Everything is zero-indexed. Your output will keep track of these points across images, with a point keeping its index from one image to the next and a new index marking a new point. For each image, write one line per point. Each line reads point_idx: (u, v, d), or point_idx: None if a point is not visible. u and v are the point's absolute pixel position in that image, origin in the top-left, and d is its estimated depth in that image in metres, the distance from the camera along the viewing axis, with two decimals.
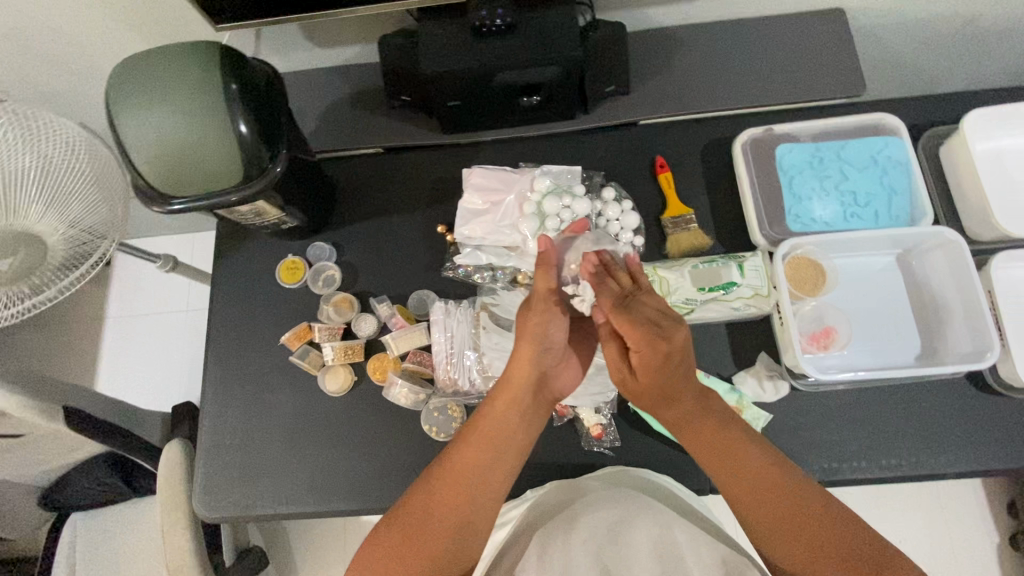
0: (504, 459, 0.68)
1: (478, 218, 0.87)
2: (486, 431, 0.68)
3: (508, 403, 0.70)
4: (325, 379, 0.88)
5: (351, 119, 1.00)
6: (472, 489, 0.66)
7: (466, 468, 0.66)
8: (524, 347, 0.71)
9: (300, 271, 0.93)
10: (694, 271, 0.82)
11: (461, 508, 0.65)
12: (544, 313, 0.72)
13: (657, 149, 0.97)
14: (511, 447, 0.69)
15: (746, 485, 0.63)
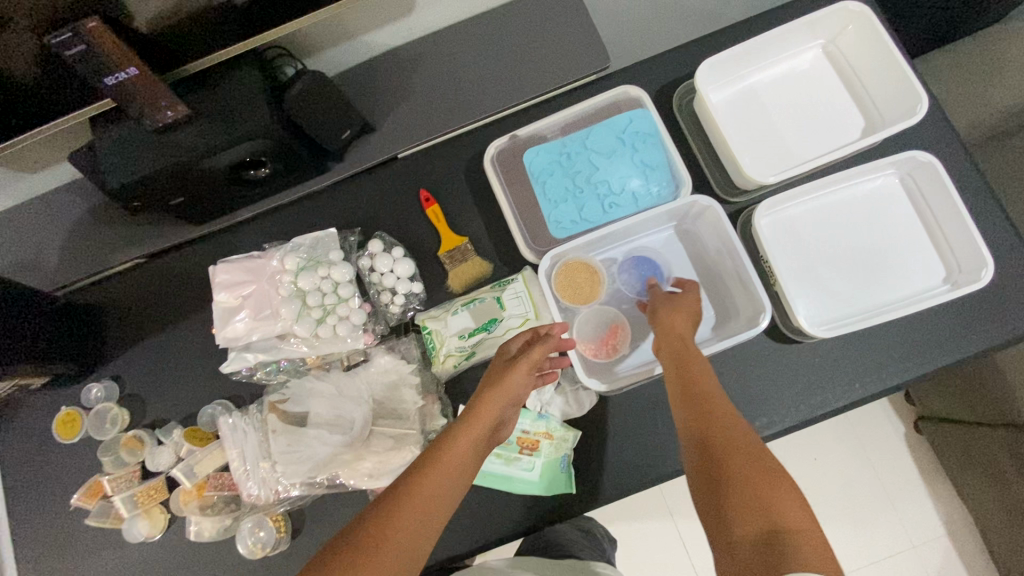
0: (454, 493, 0.58)
1: (237, 316, 0.81)
2: (449, 461, 0.59)
3: (471, 437, 0.63)
4: (129, 530, 0.81)
5: (92, 239, 0.91)
6: (433, 509, 0.55)
7: (435, 491, 0.57)
8: (502, 384, 0.68)
9: (76, 422, 0.86)
10: (456, 317, 0.81)
11: (415, 526, 0.53)
12: (526, 366, 0.69)
13: (422, 180, 0.91)
14: (462, 485, 0.60)
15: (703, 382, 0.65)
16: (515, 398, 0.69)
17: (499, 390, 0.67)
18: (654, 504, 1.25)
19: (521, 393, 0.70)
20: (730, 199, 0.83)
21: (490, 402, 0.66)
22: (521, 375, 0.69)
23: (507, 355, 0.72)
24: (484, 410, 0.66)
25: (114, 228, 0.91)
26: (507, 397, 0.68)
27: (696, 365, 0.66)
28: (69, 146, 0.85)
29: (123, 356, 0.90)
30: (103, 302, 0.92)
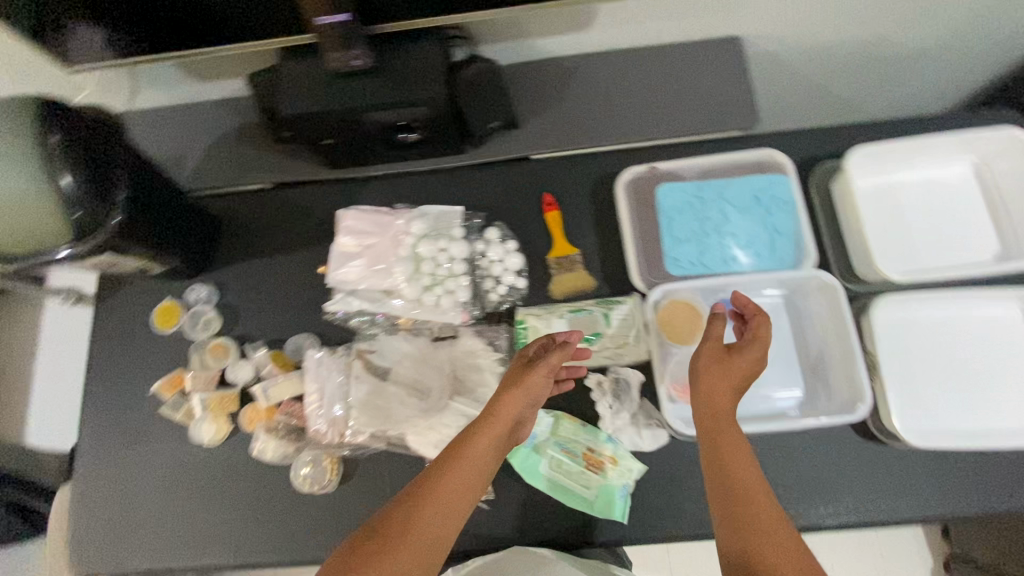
0: (472, 492, 0.60)
1: (351, 262, 0.84)
2: (466, 461, 0.60)
3: (489, 437, 0.63)
4: (196, 430, 0.85)
5: (234, 155, 0.97)
6: (452, 510, 0.57)
7: (450, 493, 0.58)
8: (523, 387, 0.68)
9: (176, 315, 0.90)
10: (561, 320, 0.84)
11: (433, 530, 0.55)
12: (543, 374, 0.69)
13: (548, 184, 0.94)
14: (480, 483, 0.61)
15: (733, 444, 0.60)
16: (533, 402, 0.70)
17: (521, 391, 0.68)
18: (659, 562, 1.23)
19: (543, 395, 0.70)
20: (847, 284, 0.84)
21: (508, 403, 0.66)
22: (542, 378, 0.69)
23: (526, 359, 0.72)
24: (506, 412, 0.66)
25: (256, 151, 0.97)
26: (528, 398, 0.68)
27: (738, 433, 0.61)
28: (245, 66, 0.91)
29: (230, 267, 0.94)
30: (226, 213, 0.97)
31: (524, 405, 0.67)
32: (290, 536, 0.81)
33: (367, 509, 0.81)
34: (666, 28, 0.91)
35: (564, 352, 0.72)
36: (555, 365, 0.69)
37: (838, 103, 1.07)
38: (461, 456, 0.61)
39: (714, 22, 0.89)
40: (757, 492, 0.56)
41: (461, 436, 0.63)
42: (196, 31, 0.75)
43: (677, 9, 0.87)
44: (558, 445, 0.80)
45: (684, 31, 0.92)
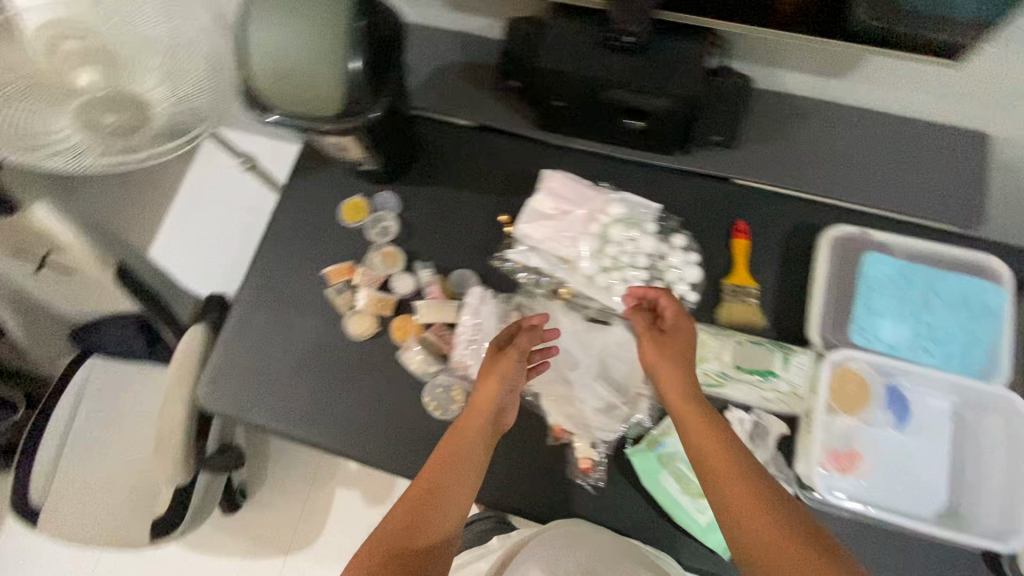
0: (468, 483, 0.69)
1: (544, 221, 0.86)
2: (458, 465, 0.69)
3: (467, 438, 0.72)
4: (349, 321, 0.90)
5: (456, 86, 1.01)
6: (450, 512, 0.66)
7: (445, 496, 0.67)
8: (493, 382, 0.75)
9: (362, 212, 0.96)
10: (741, 349, 0.81)
11: (439, 531, 0.64)
12: (514, 358, 0.77)
13: (742, 214, 0.92)
14: (474, 477, 0.70)
15: (725, 459, 0.64)
16: (510, 390, 0.76)
17: (490, 380, 0.75)
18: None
19: (515, 379, 0.77)
20: None
21: (478, 404, 0.74)
22: (510, 366, 0.76)
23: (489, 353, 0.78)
24: (482, 401, 0.74)
25: (477, 89, 1.01)
26: (500, 386, 0.75)
27: (720, 436, 0.66)
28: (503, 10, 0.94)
29: (418, 186, 0.98)
30: (429, 135, 1.01)
31: (495, 395, 0.74)
32: (402, 448, 0.85)
33: None
34: (920, 103, 0.89)
35: (530, 337, 0.79)
36: (521, 350, 0.76)
37: None
38: (450, 453, 0.70)
39: (974, 113, 0.86)
40: (741, 481, 0.62)
41: (449, 443, 0.72)
42: None
43: (945, 88, 0.84)
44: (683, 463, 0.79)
45: (934, 111, 0.89)
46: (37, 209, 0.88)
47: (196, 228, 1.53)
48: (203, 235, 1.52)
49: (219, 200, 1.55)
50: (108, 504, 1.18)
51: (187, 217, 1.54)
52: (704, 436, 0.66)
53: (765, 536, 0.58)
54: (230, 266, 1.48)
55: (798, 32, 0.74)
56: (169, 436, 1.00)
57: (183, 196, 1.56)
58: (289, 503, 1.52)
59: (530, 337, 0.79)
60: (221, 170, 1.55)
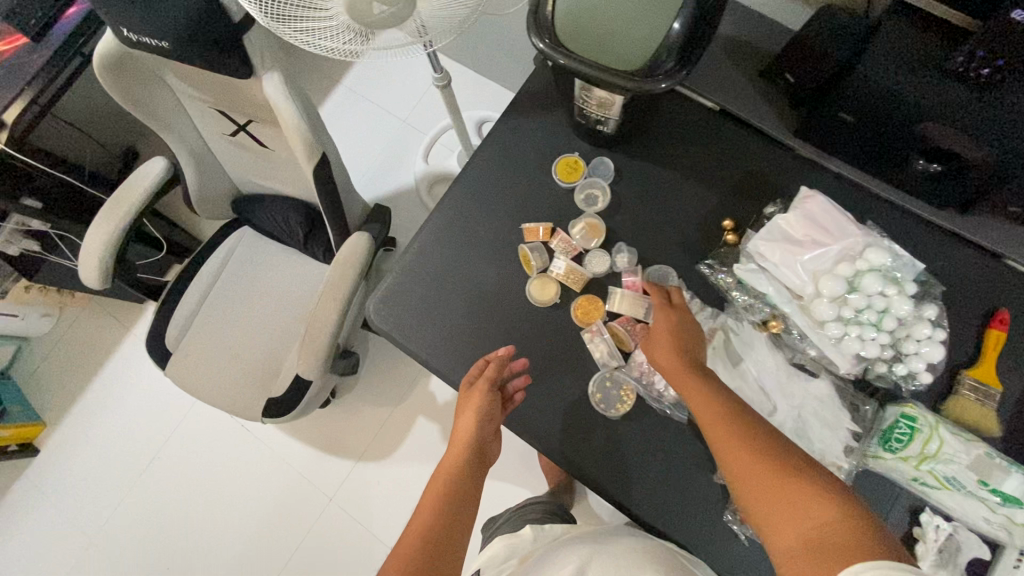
0: (458, 511, 0.69)
1: (786, 245, 0.76)
2: (446, 491, 0.70)
3: (454, 467, 0.73)
4: (535, 283, 0.85)
5: (715, 60, 0.89)
6: (445, 536, 0.65)
7: (446, 535, 0.66)
8: (467, 415, 0.75)
9: (575, 174, 0.88)
10: (980, 455, 0.68)
11: (435, 563, 0.62)
12: (483, 389, 0.75)
13: (1005, 302, 0.79)
14: (466, 507, 0.70)
15: (739, 457, 0.62)
16: (489, 421, 0.76)
17: (463, 410, 0.76)
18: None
19: (490, 405, 0.76)
20: None
21: (458, 434, 0.76)
22: (484, 393, 0.75)
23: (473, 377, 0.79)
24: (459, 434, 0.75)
25: (736, 71, 0.88)
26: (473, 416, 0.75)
27: (745, 434, 0.63)
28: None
29: (639, 160, 0.89)
30: (666, 110, 0.90)
31: (472, 423, 0.75)
32: (555, 429, 0.81)
33: (636, 459, 0.79)
34: None
35: (498, 364, 0.78)
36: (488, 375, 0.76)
37: None
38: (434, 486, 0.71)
39: None
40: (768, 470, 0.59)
41: (435, 475, 0.73)
42: None
43: None
44: None
45: None
46: (269, 78, 0.87)
47: (367, 125, 1.67)
48: (379, 139, 1.65)
49: (401, 111, 1.66)
50: (226, 369, 1.21)
51: (369, 118, 1.67)
52: (726, 439, 0.64)
53: (808, 528, 0.54)
54: (396, 175, 1.62)
55: None
56: (316, 332, 1.01)
57: (370, 98, 1.68)
58: (371, 414, 1.56)
59: (502, 362, 0.78)
60: (410, 84, 1.67)
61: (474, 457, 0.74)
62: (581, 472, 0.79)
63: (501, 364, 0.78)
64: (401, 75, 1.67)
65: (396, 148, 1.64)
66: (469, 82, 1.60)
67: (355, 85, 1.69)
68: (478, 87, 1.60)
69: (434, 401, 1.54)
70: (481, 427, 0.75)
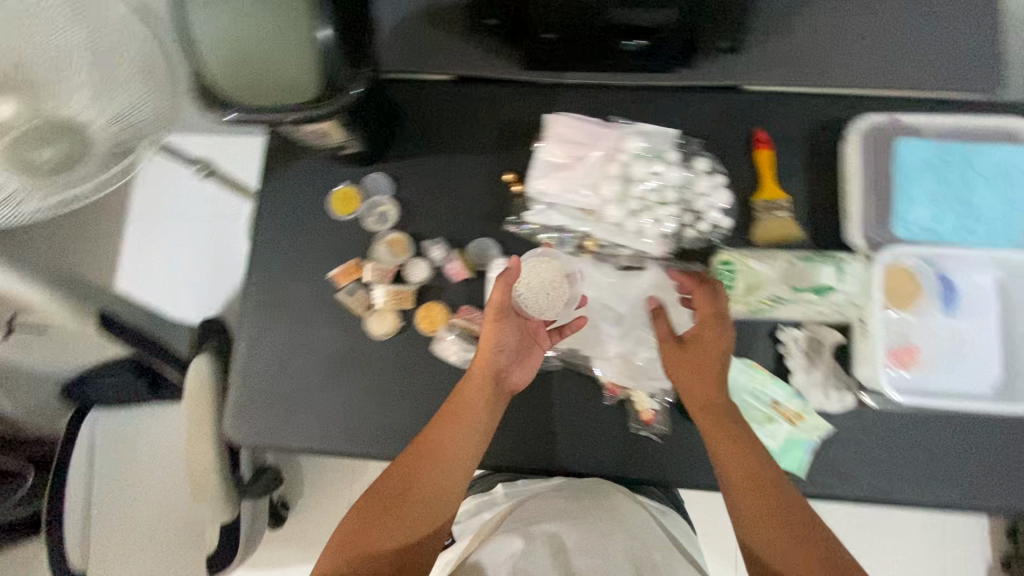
0: (472, 439, 0.71)
1: (557, 172, 0.80)
2: (464, 420, 0.71)
3: (477, 391, 0.72)
4: (371, 321, 0.83)
5: (423, 35, 0.88)
6: (444, 483, 0.69)
7: (445, 478, 0.69)
8: (483, 348, 0.73)
9: (353, 202, 0.86)
10: (787, 267, 0.76)
11: (441, 481, 0.69)
12: (491, 318, 0.74)
13: (759, 123, 0.86)
14: (480, 434, 0.72)
15: (748, 476, 0.66)
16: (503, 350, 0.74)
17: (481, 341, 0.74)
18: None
19: (500, 338, 0.74)
20: None
21: (481, 357, 0.73)
22: (490, 325, 0.74)
23: (495, 304, 0.74)
24: (480, 366, 0.73)
25: (447, 36, 0.88)
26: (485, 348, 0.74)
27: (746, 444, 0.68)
28: None
29: (406, 161, 0.88)
30: (407, 102, 0.89)
31: (485, 353, 0.73)
32: None
33: (536, 424, 0.81)
34: None
35: (502, 293, 0.75)
36: (491, 311, 0.74)
37: None
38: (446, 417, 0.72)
39: None
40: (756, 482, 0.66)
41: (457, 396, 0.72)
42: None
43: None
44: (749, 393, 0.78)
45: None
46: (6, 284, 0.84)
47: (170, 251, 1.50)
48: (190, 258, 1.49)
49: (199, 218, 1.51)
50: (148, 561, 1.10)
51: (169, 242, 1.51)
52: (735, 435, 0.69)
53: (774, 536, 0.63)
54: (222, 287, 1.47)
55: None
56: (204, 475, 0.95)
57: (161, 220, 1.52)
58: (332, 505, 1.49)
59: (506, 291, 0.75)
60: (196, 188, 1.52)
61: (494, 391, 0.73)
62: (496, 463, 0.80)
63: (506, 279, 0.75)
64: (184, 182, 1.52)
65: (213, 260, 1.49)
66: (237, 148, 1.36)
67: (138, 214, 1.52)
68: (256, 151, 1.37)
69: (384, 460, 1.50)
70: (494, 359, 0.73)
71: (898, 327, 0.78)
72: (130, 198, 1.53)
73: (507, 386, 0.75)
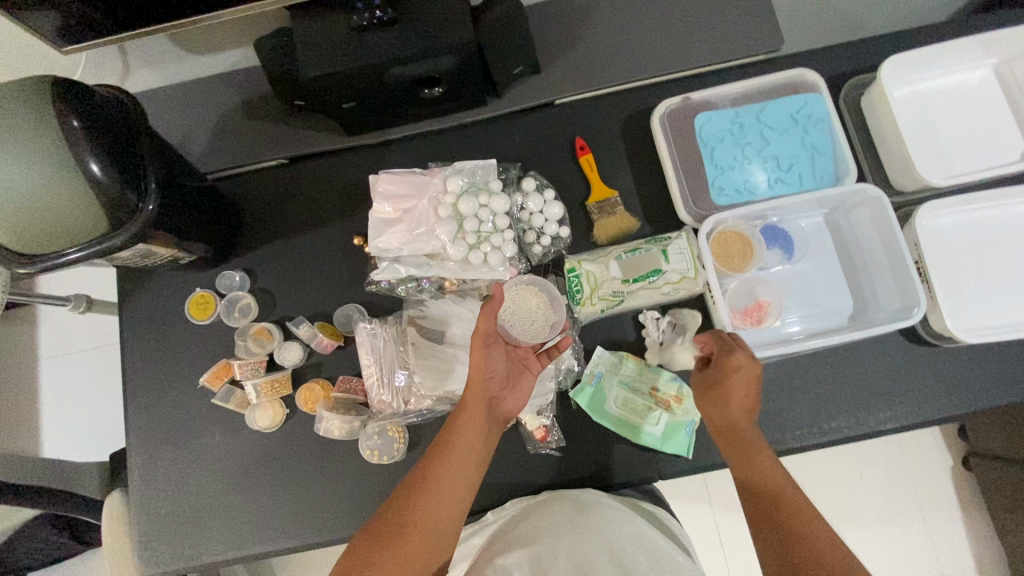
0: (467, 472, 0.66)
1: (392, 228, 0.82)
2: (458, 449, 0.66)
3: (471, 419, 0.68)
4: (255, 415, 0.83)
5: (243, 131, 0.90)
6: (437, 524, 0.61)
7: (436, 520, 0.62)
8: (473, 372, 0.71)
9: (210, 306, 0.87)
10: (622, 260, 0.81)
11: (435, 516, 0.62)
12: (480, 344, 0.71)
13: (576, 131, 0.90)
14: (472, 470, 0.66)
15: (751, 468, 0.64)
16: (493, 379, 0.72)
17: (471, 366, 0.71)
18: (699, 503, 1.21)
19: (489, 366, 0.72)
20: (902, 191, 0.84)
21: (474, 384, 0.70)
22: (479, 348, 0.71)
23: (481, 333, 0.71)
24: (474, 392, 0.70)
25: (267, 125, 0.91)
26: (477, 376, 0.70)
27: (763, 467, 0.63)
28: (251, 32, 0.85)
29: (257, 251, 0.90)
30: (245, 196, 0.92)
31: (478, 380, 0.70)
32: (363, 510, 0.81)
33: None
34: None
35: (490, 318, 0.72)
36: (477, 337, 0.71)
37: None
38: (441, 447, 0.67)
39: None
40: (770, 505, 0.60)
41: (449, 428, 0.68)
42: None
43: None
44: (627, 383, 0.81)
45: None
46: None
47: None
48: (76, 399, 1.36)
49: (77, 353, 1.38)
50: None
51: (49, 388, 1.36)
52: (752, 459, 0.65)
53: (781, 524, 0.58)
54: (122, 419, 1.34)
55: None
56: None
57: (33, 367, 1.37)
58: None
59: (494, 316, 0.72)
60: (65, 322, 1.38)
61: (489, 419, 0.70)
62: None
63: (490, 306, 0.72)
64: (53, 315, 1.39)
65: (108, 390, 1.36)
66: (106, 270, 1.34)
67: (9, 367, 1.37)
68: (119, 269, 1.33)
69: None
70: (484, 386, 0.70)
71: (740, 290, 0.81)
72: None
73: (499, 415, 0.72)
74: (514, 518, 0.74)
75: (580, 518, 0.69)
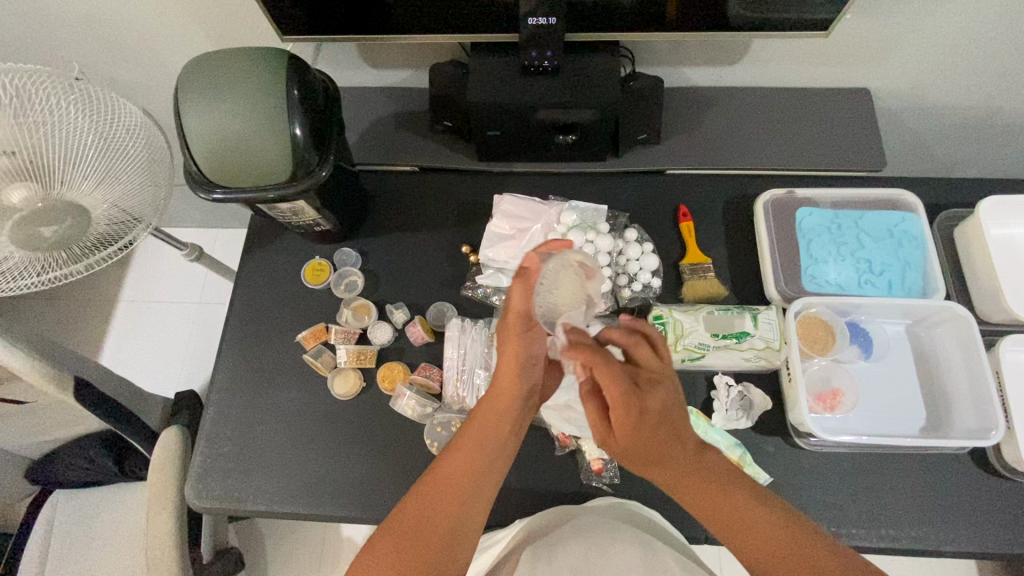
0: (491, 473, 0.66)
1: (504, 242, 0.93)
2: (482, 452, 0.65)
3: (496, 422, 0.67)
4: (334, 381, 0.89)
5: (390, 134, 1.03)
6: (461, 530, 0.62)
7: (455, 530, 0.61)
8: (508, 369, 0.68)
9: (324, 273, 0.97)
10: (710, 319, 0.86)
11: (460, 524, 0.62)
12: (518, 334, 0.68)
13: (681, 199, 0.99)
14: (496, 472, 0.66)
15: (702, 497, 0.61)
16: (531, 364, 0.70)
17: (511, 353, 0.68)
18: None
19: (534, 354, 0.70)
20: (989, 319, 0.87)
21: (507, 373, 0.68)
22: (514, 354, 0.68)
23: (519, 315, 0.68)
24: (506, 391, 0.68)
25: (411, 133, 1.03)
26: (507, 372, 0.68)
27: (696, 475, 0.61)
28: (425, 58, 1.00)
29: (375, 237, 0.99)
30: (376, 189, 1.03)
31: (511, 376, 0.68)
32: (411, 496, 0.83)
33: None
34: (806, 74, 0.98)
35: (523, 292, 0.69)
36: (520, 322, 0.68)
37: (936, 161, 1.14)
38: (461, 442, 0.66)
39: (850, 73, 0.97)
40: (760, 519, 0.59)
41: (479, 423, 0.67)
42: (401, 21, 0.83)
43: (820, 58, 0.94)
44: None
45: (825, 78, 0.98)
46: None
47: (164, 327, 1.57)
48: (166, 343, 1.55)
49: (177, 304, 1.59)
50: None
51: (148, 329, 1.57)
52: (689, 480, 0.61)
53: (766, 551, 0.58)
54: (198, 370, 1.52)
55: (689, 26, 0.81)
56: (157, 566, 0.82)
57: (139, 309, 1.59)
58: None
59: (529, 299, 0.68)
60: (176, 276, 1.62)
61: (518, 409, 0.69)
62: None
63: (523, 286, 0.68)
64: (168, 268, 1.63)
65: (195, 340, 1.56)
66: (229, 240, 1.68)
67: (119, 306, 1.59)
68: (236, 240, 1.67)
69: (355, 542, 1.44)
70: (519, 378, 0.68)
71: (818, 372, 0.85)
72: (126, 281, 1.61)
73: (530, 406, 0.71)
74: (547, 523, 0.75)
75: (613, 526, 0.71)
